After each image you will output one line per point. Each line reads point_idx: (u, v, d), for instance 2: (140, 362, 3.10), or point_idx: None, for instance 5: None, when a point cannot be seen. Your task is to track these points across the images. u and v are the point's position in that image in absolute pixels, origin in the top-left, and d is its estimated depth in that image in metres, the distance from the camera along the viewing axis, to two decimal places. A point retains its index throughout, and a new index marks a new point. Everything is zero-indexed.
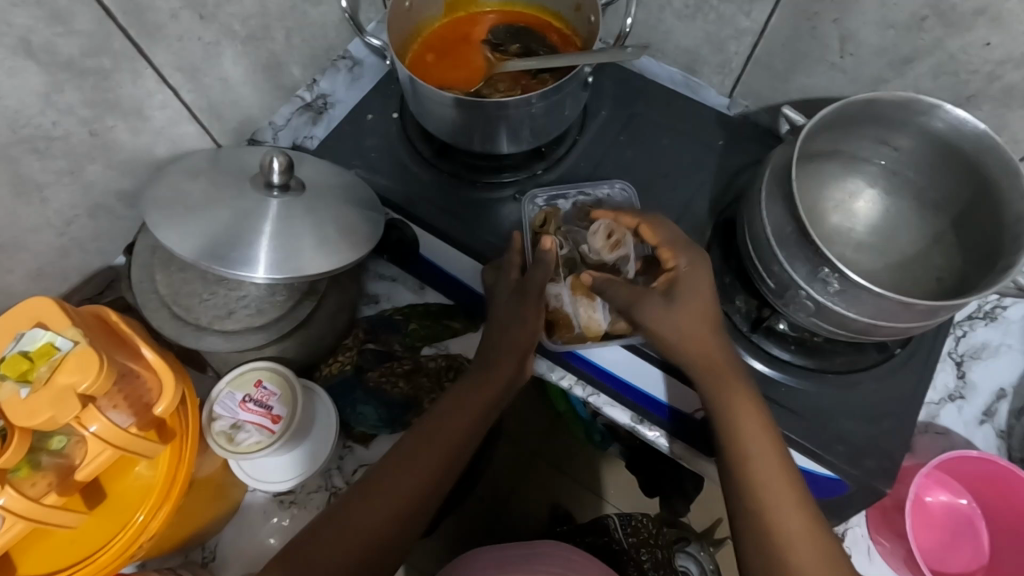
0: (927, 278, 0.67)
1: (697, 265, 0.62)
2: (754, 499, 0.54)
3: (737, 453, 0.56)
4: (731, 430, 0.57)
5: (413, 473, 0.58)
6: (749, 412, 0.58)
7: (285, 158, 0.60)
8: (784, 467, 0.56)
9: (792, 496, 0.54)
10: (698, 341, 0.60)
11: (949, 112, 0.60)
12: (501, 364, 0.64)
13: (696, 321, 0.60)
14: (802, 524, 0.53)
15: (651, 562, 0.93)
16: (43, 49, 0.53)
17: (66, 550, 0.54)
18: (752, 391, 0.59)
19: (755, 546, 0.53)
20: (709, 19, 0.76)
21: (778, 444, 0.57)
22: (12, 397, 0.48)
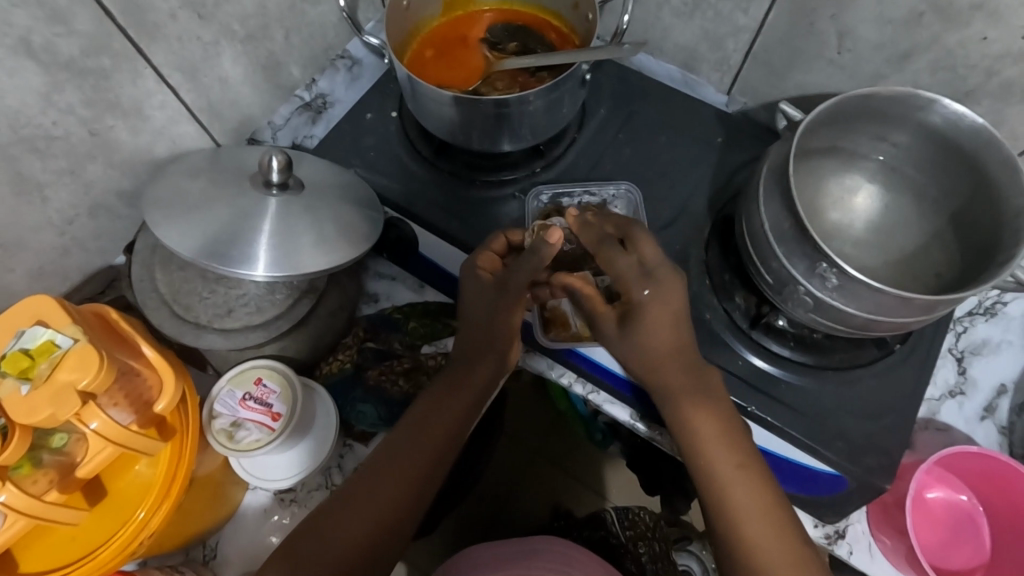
0: (926, 273, 0.67)
1: (658, 287, 0.58)
2: (721, 511, 0.55)
3: (700, 461, 0.57)
4: (691, 442, 0.58)
5: (387, 480, 0.57)
6: (709, 424, 0.57)
7: (284, 156, 0.61)
8: (749, 474, 0.56)
9: (759, 500, 0.55)
10: (654, 355, 0.58)
11: (947, 107, 0.60)
12: (481, 361, 0.63)
13: (657, 341, 0.58)
14: (770, 533, 0.53)
15: (648, 556, 0.92)
16: (44, 49, 0.53)
17: (67, 548, 0.55)
18: (712, 398, 0.58)
19: (727, 551, 0.55)
20: (707, 16, 0.77)
21: (743, 451, 0.57)
22: (13, 394, 0.48)
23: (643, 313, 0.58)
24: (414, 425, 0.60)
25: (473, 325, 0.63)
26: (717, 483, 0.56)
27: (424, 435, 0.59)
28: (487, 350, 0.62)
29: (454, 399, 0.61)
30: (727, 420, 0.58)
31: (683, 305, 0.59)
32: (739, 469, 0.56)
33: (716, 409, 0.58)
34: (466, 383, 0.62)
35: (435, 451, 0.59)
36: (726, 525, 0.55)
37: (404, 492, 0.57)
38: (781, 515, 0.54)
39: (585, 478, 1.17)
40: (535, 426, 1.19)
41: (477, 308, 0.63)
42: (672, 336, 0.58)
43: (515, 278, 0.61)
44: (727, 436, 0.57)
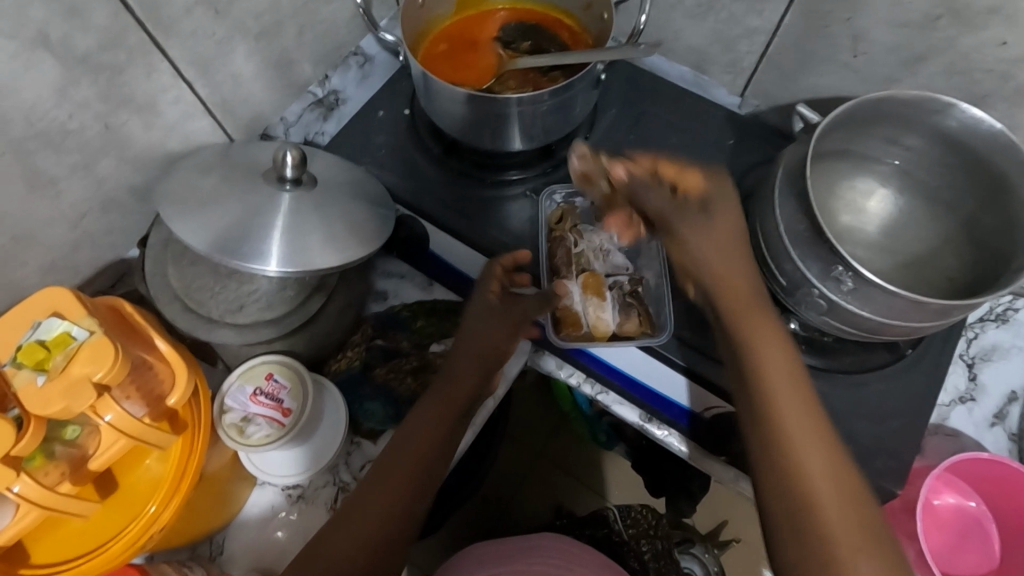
0: (938, 277, 0.66)
1: (720, 181, 0.57)
2: (779, 458, 0.47)
3: (760, 398, 0.49)
4: (754, 373, 0.50)
5: (379, 492, 0.54)
6: (773, 349, 0.51)
7: (298, 152, 0.61)
8: (815, 414, 0.49)
9: (824, 444, 0.47)
10: (727, 260, 0.55)
11: (963, 111, 0.60)
12: (465, 369, 0.61)
13: (725, 236, 0.55)
14: (829, 481, 0.46)
15: (650, 553, 0.93)
16: (60, 43, 0.53)
17: (77, 542, 0.55)
18: (777, 325, 0.53)
19: (786, 509, 0.46)
20: (720, 18, 0.76)
21: (806, 389, 0.50)
22: (29, 385, 0.48)
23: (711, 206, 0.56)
24: (410, 435, 0.58)
25: (471, 353, 0.62)
26: (771, 425, 0.48)
27: (425, 447, 0.57)
28: (474, 359, 0.62)
29: (442, 413, 0.59)
30: (789, 353, 0.51)
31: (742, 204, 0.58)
32: (800, 411, 0.49)
33: (779, 337, 0.52)
34: (457, 392, 0.60)
35: (428, 457, 0.57)
36: (780, 475, 0.47)
37: (403, 491, 0.55)
38: (840, 459, 0.47)
39: (584, 477, 1.16)
40: (539, 427, 1.19)
41: (479, 329, 0.63)
42: (736, 236, 0.55)
43: (525, 305, 0.66)
44: (792, 369, 0.50)
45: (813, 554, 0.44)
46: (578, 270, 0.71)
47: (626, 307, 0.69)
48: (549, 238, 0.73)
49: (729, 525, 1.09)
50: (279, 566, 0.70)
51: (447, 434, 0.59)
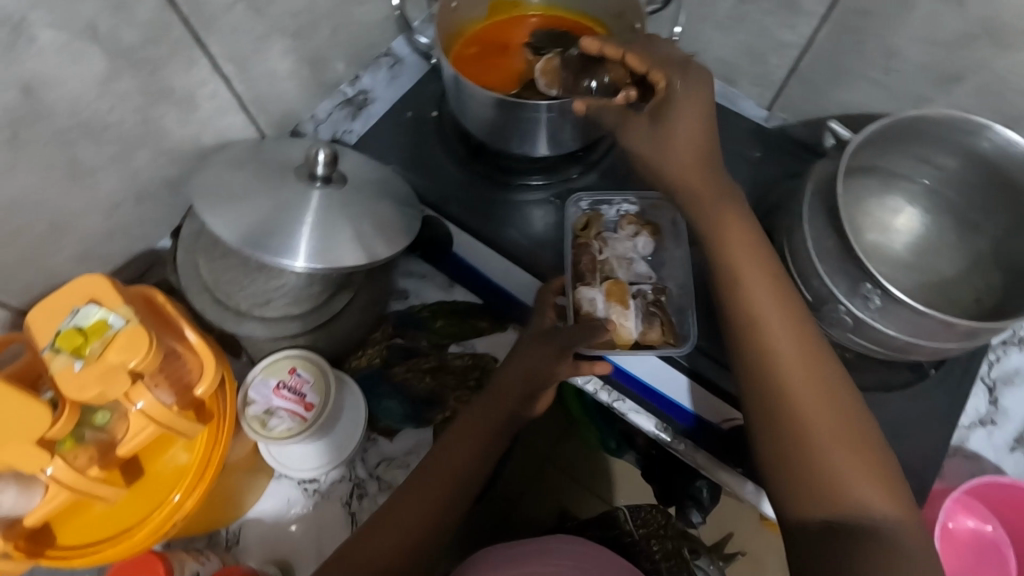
0: (965, 298, 0.66)
1: (684, 66, 0.53)
2: (775, 391, 0.50)
3: (744, 322, 0.52)
4: (732, 294, 0.53)
5: (416, 497, 0.57)
6: (748, 265, 0.53)
7: (330, 150, 0.62)
8: (792, 326, 0.52)
9: (801, 358, 0.51)
10: (693, 167, 0.53)
11: (997, 133, 0.60)
12: (507, 386, 0.63)
13: (689, 141, 0.53)
14: (820, 402, 0.50)
15: (661, 553, 0.94)
16: (107, 36, 0.54)
17: (101, 526, 0.55)
18: (751, 230, 0.55)
19: (773, 425, 0.50)
20: (752, 31, 0.76)
21: (795, 318, 0.52)
22: (65, 370, 0.48)
23: (673, 112, 0.52)
24: (450, 447, 0.60)
25: (519, 373, 0.63)
26: (764, 359, 0.51)
27: (457, 465, 0.59)
28: (519, 380, 0.63)
29: (482, 428, 0.61)
30: (773, 279, 0.53)
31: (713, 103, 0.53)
32: (786, 341, 0.51)
33: (763, 266, 0.53)
34: (500, 409, 0.62)
35: (464, 470, 0.59)
36: (778, 406, 0.50)
37: (436, 500, 0.58)
38: (827, 378, 0.50)
39: (592, 484, 1.12)
40: (548, 429, 1.09)
41: (529, 350, 0.64)
42: (701, 129, 0.53)
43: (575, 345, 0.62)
44: (768, 283, 0.53)
45: (815, 478, 0.48)
46: (603, 277, 0.70)
47: (649, 316, 0.68)
48: (574, 244, 0.72)
49: (734, 537, 1.07)
50: (294, 558, 0.71)
51: (485, 449, 0.61)
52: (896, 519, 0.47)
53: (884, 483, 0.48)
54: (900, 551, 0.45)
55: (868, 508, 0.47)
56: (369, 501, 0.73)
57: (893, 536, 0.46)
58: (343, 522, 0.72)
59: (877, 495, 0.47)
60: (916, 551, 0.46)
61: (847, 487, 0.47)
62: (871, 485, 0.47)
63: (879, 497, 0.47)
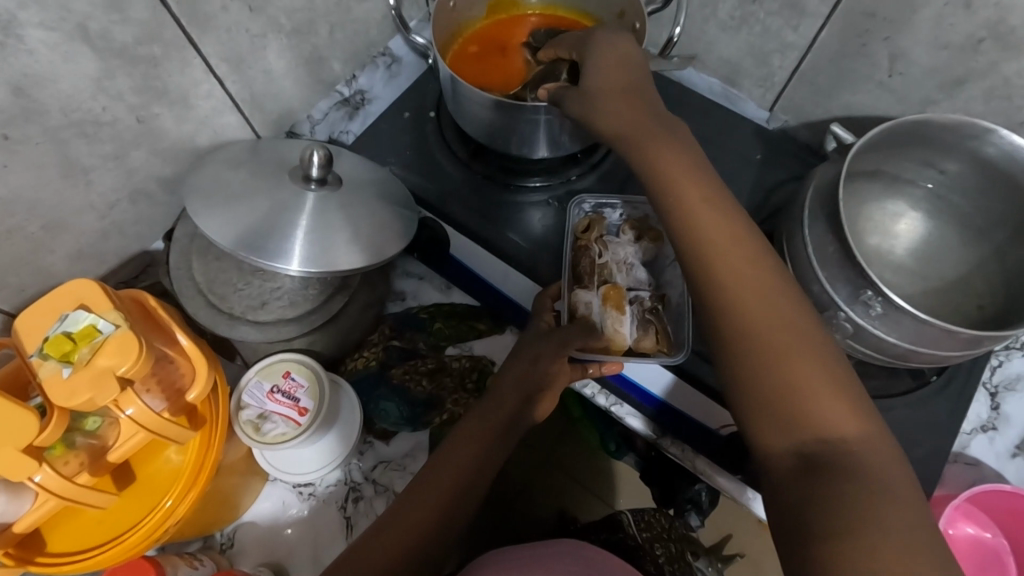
0: (967, 305, 0.65)
1: (609, 32, 0.56)
2: (724, 311, 0.45)
3: (686, 244, 0.47)
4: (674, 216, 0.48)
5: (420, 500, 0.57)
6: (688, 184, 0.48)
7: (324, 152, 0.61)
8: (740, 244, 0.46)
9: (752, 278, 0.45)
10: (621, 101, 0.52)
11: (1002, 137, 0.59)
12: (506, 392, 0.62)
13: (614, 82, 0.52)
14: (775, 320, 0.44)
15: (665, 556, 0.91)
16: (99, 36, 0.54)
17: (93, 531, 0.55)
18: (689, 152, 0.50)
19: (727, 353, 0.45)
20: (755, 32, 0.75)
21: (745, 238, 0.47)
22: (54, 376, 0.48)
23: (594, 54, 0.54)
24: (452, 450, 0.59)
25: (517, 377, 0.62)
26: (710, 279, 0.45)
27: (460, 469, 0.58)
28: (519, 386, 0.62)
29: (485, 429, 0.60)
30: (713, 194, 0.48)
31: (637, 54, 0.54)
32: (732, 256, 0.46)
33: (702, 181, 0.48)
34: (501, 411, 0.61)
35: (468, 471, 0.58)
36: (730, 330, 0.44)
37: (440, 500, 0.57)
38: (782, 299, 0.45)
39: (594, 485, 1.10)
40: (549, 432, 1.08)
41: (527, 353, 0.64)
42: (626, 73, 0.53)
43: (573, 343, 0.63)
44: (710, 201, 0.47)
45: (775, 405, 0.42)
46: (600, 282, 0.68)
47: (644, 323, 0.67)
48: (574, 246, 0.70)
49: (734, 538, 1.07)
50: (289, 562, 0.71)
51: (490, 451, 0.60)
52: (870, 447, 0.40)
53: (855, 408, 0.41)
54: (872, 481, 0.39)
55: (834, 433, 0.40)
56: (365, 504, 0.73)
57: (865, 465, 0.39)
58: (339, 525, 0.72)
59: (844, 417, 0.41)
60: (891, 479, 0.39)
61: (810, 412, 0.41)
62: (839, 411, 0.41)
63: (848, 423, 0.41)
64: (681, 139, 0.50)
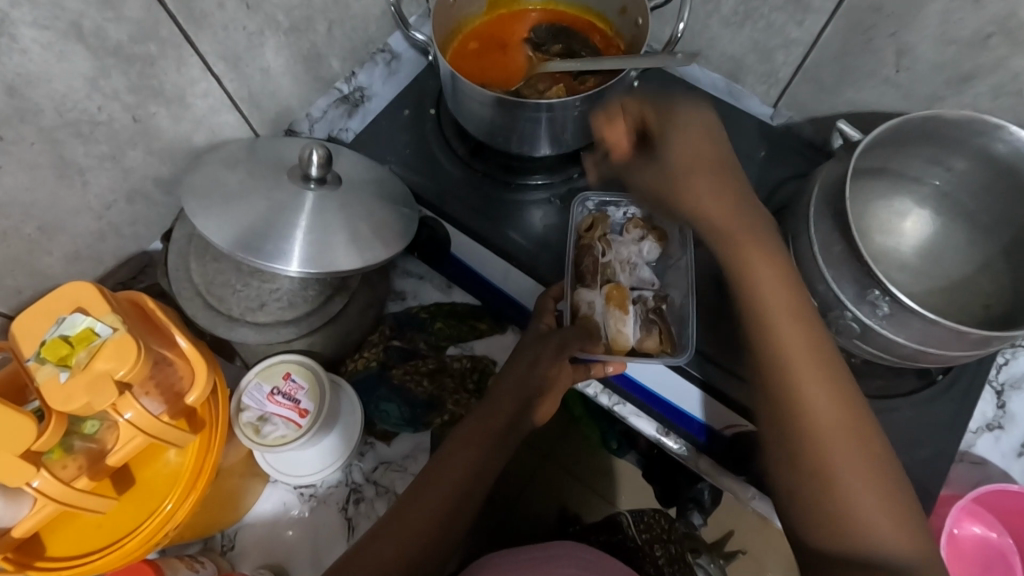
0: (975, 305, 0.64)
1: (694, 106, 0.52)
2: (789, 405, 0.46)
3: (762, 334, 0.48)
4: (752, 304, 0.49)
5: (422, 498, 0.56)
6: (767, 273, 0.49)
7: (324, 151, 0.60)
8: (814, 340, 0.47)
9: (824, 378, 0.46)
10: (703, 185, 0.51)
11: (1012, 135, 0.58)
12: (506, 398, 0.61)
13: (695, 164, 0.51)
14: (838, 420, 0.46)
15: (666, 557, 0.89)
16: (93, 34, 0.53)
17: (93, 535, 0.55)
18: (771, 244, 0.50)
19: (786, 446, 0.47)
20: (759, 27, 0.74)
21: (816, 335, 0.48)
22: (51, 380, 0.48)
23: (671, 131, 0.52)
24: (455, 450, 0.59)
25: (516, 381, 0.62)
26: (782, 374, 0.47)
27: (459, 474, 0.58)
28: (521, 391, 0.62)
29: (487, 429, 0.59)
30: (785, 274, 0.49)
31: (718, 135, 0.52)
32: (800, 341, 0.47)
33: (776, 261, 0.50)
34: (502, 412, 0.60)
35: (471, 472, 0.58)
36: (793, 427, 0.46)
37: (444, 501, 0.56)
38: (849, 403, 0.46)
39: (594, 482, 1.10)
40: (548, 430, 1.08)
41: (527, 354, 0.64)
42: (711, 153, 0.51)
43: (573, 346, 0.63)
44: (788, 290, 0.49)
45: (824, 501, 0.45)
46: (604, 281, 0.68)
47: (648, 323, 0.66)
48: (577, 245, 0.70)
49: (734, 535, 1.07)
50: (289, 563, 0.71)
51: (492, 452, 0.59)
52: (909, 555, 0.43)
53: (900, 515, 0.44)
54: None
55: (876, 537, 0.43)
56: (366, 505, 0.73)
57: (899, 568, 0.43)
58: (339, 526, 0.72)
59: (888, 523, 0.44)
60: None
61: (857, 515, 0.44)
62: (885, 519, 0.44)
63: (892, 528, 0.44)
64: (758, 218, 0.51)
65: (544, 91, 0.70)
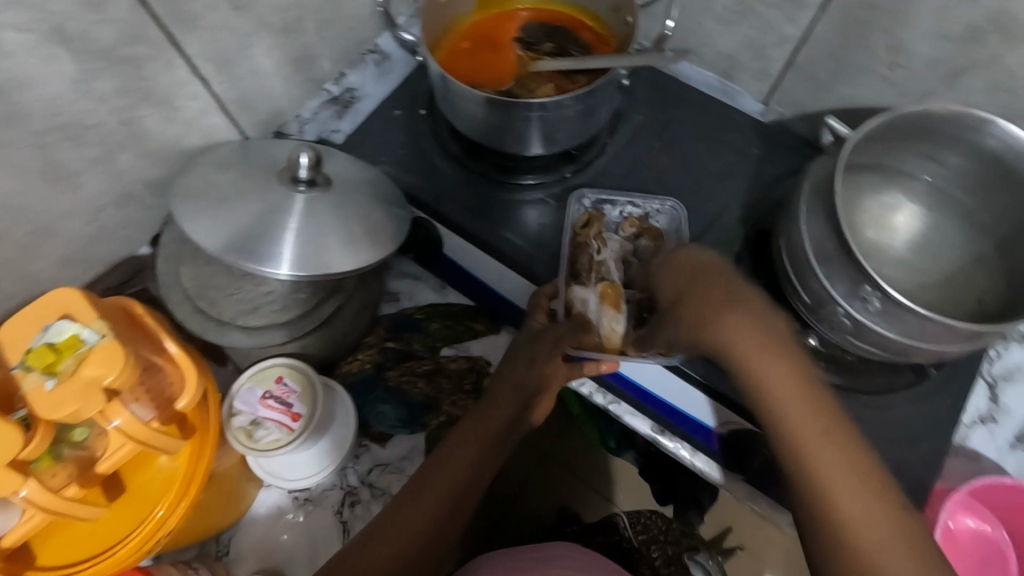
0: (968, 300, 0.64)
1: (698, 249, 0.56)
2: (831, 523, 0.46)
3: (792, 457, 0.48)
4: (774, 424, 0.49)
5: (419, 499, 0.57)
6: (790, 391, 0.48)
7: (312, 154, 0.60)
8: (844, 451, 0.47)
9: (866, 493, 0.46)
10: (711, 302, 0.51)
11: (1002, 128, 0.58)
12: (501, 399, 0.63)
13: (695, 285, 0.53)
14: (886, 534, 0.45)
15: (661, 559, 0.99)
16: (79, 36, 0.52)
17: (85, 543, 0.54)
18: (792, 355, 0.49)
19: (837, 567, 0.46)
20: (751, 24, 0.74)
21: (852, 451, 0.47)
22: (37, 389, 0.47)
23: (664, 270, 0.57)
24: (450, 452, 0.59)
25: (511, 386, 0.63)
26: (816, 493, 0.47)
27: (456, 475, 0.58)
28: (515, 393, 0.63)
29: (483, 429, 0.61)
30: (803, 376, 0.48)
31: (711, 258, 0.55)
32: (830, 455, 0.47)
33: (794, 365, 0.49)
34: (497, 414, 0.62)
35: (468, 472, 0.59)
36: (837, 547, 0.46)
37: (441, 502, 0.57)
38: (894, 514, 0.46)
39: (593, 481, 1.06)
40: (546, 427, 1.07)
41: (519, 356, 0.65)
42: (711, 271, 0.53)
43: (564, 343, 0.64)
44: (814, 403, 0.48)
45: None
46: (598, 278, 0.66)
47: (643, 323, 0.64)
48: (573, 242, 0.69)
49: (734, 532, 1.04)
50: (286, 567, 0.70)
51: (488, 453, 0.60)
52: None
53: None
54: None
55: None
56: (362, 508, 0.72)
57: None
58: (334, 529, 0.72)
59: None
60: None
61: None
62: None
63: None
64: (772, 322, 0.50)
65: (538, 90, 0.70)
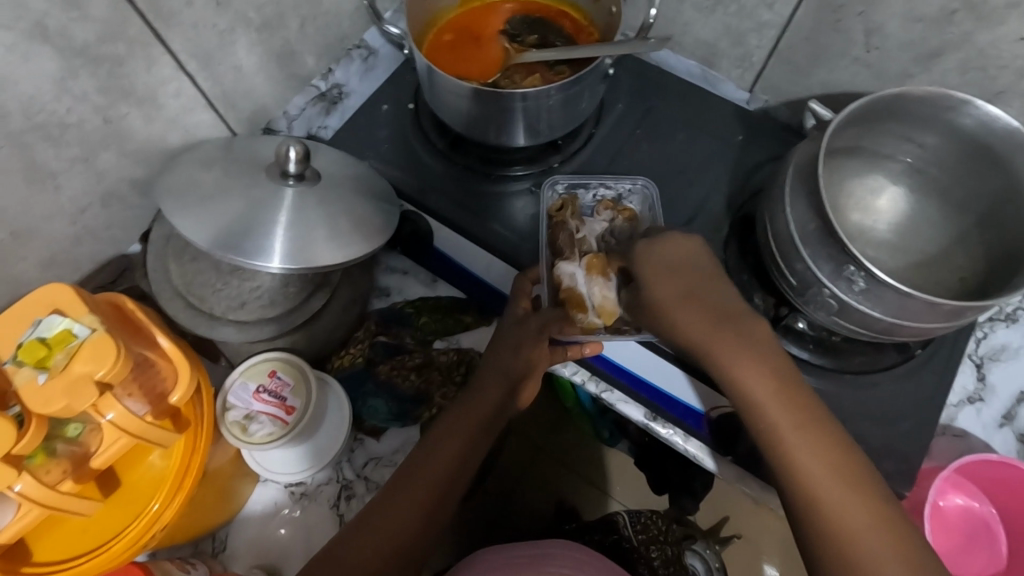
0: (950, 279, 0.65)
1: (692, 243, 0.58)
2: (807, 503, 0.49)
3: (770, 443, 0.51)
4: (750, 411, 0.52)
5: (406, 490, 0.57)
6: (761, 380, 0.51)
7: (302, 147, 0.60)
8: (817, 436, 0.50)
9: (839, 475, 0.49)
10: (683, 300, 0.55)
11: (980, 108, 0.59)
12: (486, 388, 0.62)
13: (671, 283, 0.56)
14: (860, 511, 0.48)
15: (660, 560, 0.91)
16: (59, 34, 0.52)
17: (80, 539, 0.54)
18: (762, 348, 0.53)
19: (814, 544, 0.48)
20: (730, 11, 0.75)
21: (825, 436, 0.50)
22: (30, 383, 0.48)
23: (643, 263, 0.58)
24: (429, 450, 0.59)
25: (494, 377, 0.63)
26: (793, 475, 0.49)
27: (443, 472, 0.58)
28: (499, 385, 0.62)
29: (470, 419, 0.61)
30: (775, 370, 0.52)
31: (691, 253, 0.58)
32: (801, 436, 0.50)
33: (765, 358, 0.52)
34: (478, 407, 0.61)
35: (457, 462, 0.59)
36: (816, 525, 0.48)
37: (428, 492, 0.57)
38: (866, 492, 0.48)
39: (589, 474, 1.10)
40: (539, 419, 1.09)
41: (507, 345, 0.64)
42: (689, 268, 0.57)
43: (550, 325, 0.63)
44: (783, 392, 0.51)
45: None
46: (581, 253, 0.67)
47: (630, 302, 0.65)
48: (549, 225, 0.70)
49: (731, 521, 1.07)
50: (282, 563, 0.71)
51: (473, 448, 0.60)
52: None
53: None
54: None
55: None
56: (357, 502, 0.73)
57: None
58: (331, 523, 0.72)
59: None
60: None
61: None
62: None
63: None
64: (741, 319, 0.54)
65: (520, 81, 0.71)
